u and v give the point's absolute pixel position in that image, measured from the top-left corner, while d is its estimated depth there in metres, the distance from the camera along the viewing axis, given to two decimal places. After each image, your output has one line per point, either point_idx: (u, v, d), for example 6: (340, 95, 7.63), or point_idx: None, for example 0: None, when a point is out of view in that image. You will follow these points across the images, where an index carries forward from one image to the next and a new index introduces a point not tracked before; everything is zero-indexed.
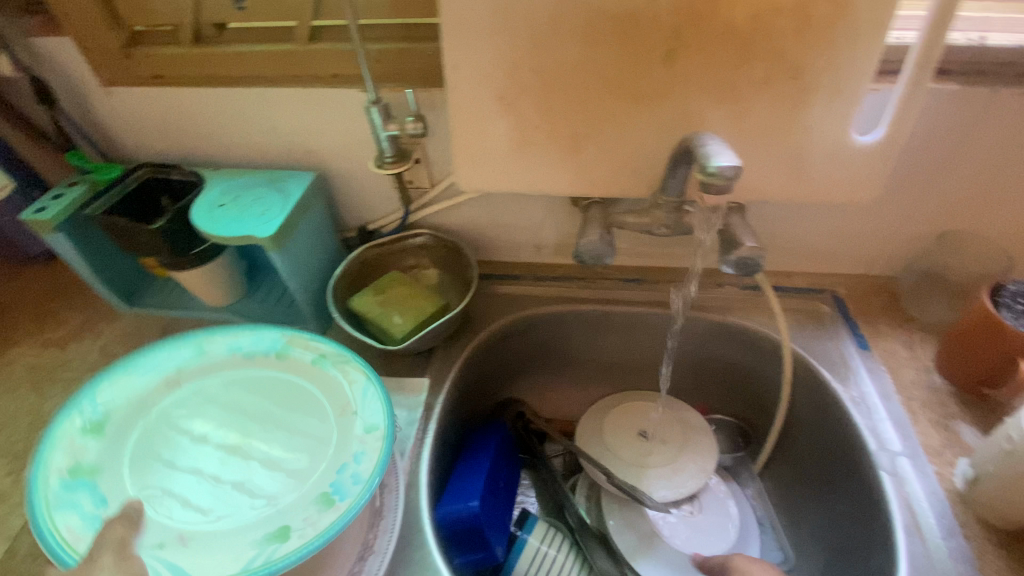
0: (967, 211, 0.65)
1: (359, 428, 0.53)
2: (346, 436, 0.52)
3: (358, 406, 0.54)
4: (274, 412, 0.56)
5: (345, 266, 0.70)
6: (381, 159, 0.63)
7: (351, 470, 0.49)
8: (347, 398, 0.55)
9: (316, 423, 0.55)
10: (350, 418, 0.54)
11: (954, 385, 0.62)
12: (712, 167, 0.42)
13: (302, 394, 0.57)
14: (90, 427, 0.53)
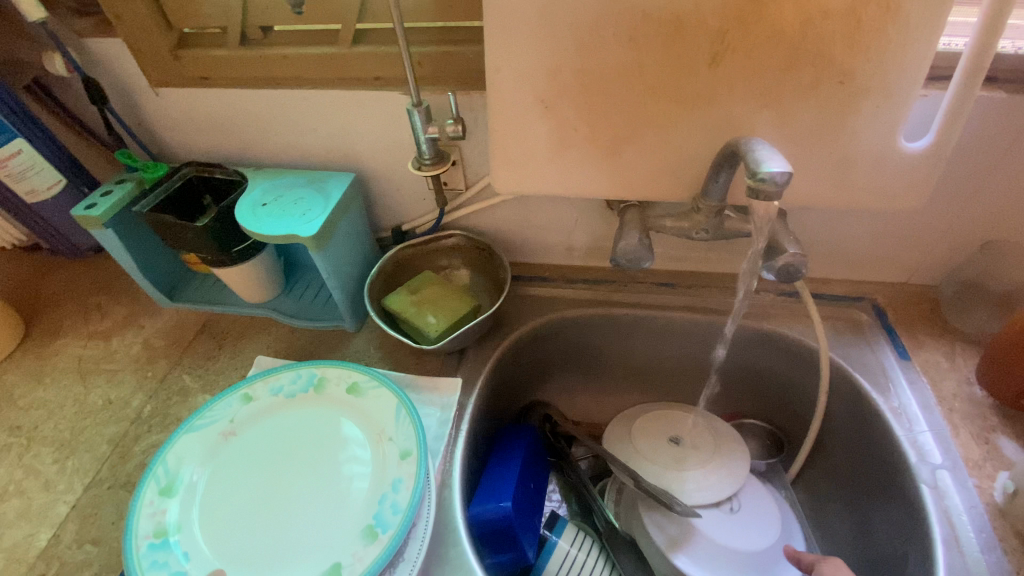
0: (1015, 220, 0.63)
1: (394, 454, 0.56)
2: (384, 463, 0.56)
3: (392, 431, 0.58)
4: (316, 445, 0.59)
5: (381, 266, 0.72)
6: (420, 161, 0.64)
7: (390, 499, 0.53)
8: (382, 425, 0.59)
9: (354, 454, 0.58)
10: (386, 444, 0.57)
11: (996, 398, 0.60)
12: (763, 173, 0.41)
13: (340, 426, 0.60)
14: (162, 485, 0.54)
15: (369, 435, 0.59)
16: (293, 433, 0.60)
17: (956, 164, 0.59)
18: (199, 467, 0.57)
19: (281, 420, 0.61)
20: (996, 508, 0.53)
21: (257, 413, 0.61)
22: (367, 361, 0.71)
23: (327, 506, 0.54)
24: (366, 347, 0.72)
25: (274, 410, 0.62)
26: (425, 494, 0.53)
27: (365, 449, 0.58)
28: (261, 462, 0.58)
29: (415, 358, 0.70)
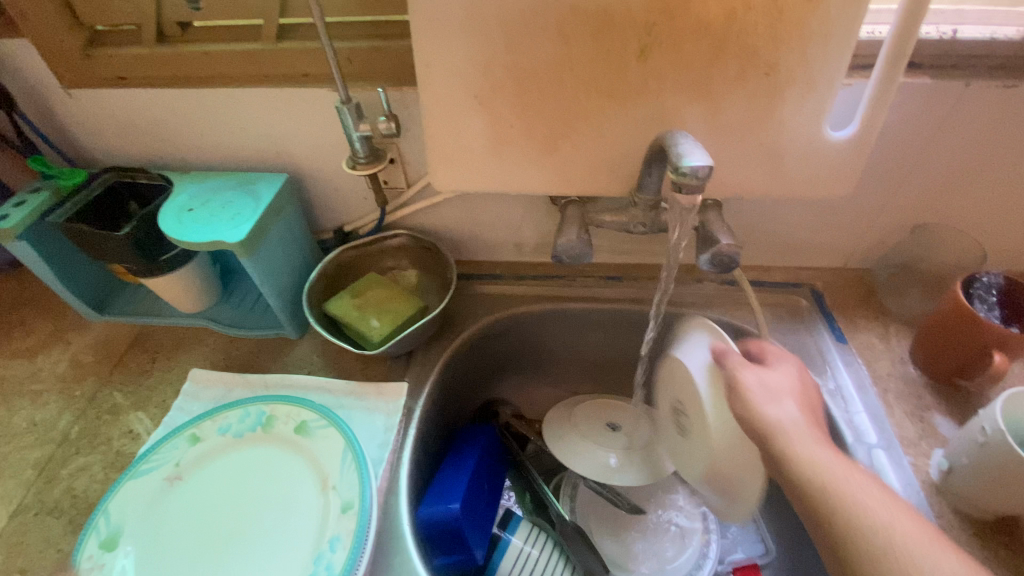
0: (941, 203, 0.65)
1: (336, 506, 0.53)
2: (325, 515, 0.53)
3: (337, 479, 0.55)
4: (262, 491, 0.56)
5: (321, 270, 0.69)
6: (354, 160, 0.62)
7: (326, 560, 0.49)
8: (328, 470, 0.56)
9: (298, 503, 0.55)
10: (330, 493, 0.54)
11: (929, 376, 0.62)
12: (685, 167, 0.41)
13: (287, 468, 0.57)
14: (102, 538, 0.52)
15: (314, 480, 0.56)
16: (238, 477, 0.57)
17: (883, 151, 0.61)
18: (139, 516, 0.54)
19: (226, 461, 0.58)
20: (931, 485, 0.54)
21: (205, 455, 0.59)
22: (310, 369, 0.69)
23: (265, 563, 0.51)
24: (310, 354, 0.70)
25: (222, 451, 0.59)
26: (363, 554, 0.50)
27: (310, 496, 0.55)
28: (202, 510, 0.55)
29: (360, 363, 0.68)
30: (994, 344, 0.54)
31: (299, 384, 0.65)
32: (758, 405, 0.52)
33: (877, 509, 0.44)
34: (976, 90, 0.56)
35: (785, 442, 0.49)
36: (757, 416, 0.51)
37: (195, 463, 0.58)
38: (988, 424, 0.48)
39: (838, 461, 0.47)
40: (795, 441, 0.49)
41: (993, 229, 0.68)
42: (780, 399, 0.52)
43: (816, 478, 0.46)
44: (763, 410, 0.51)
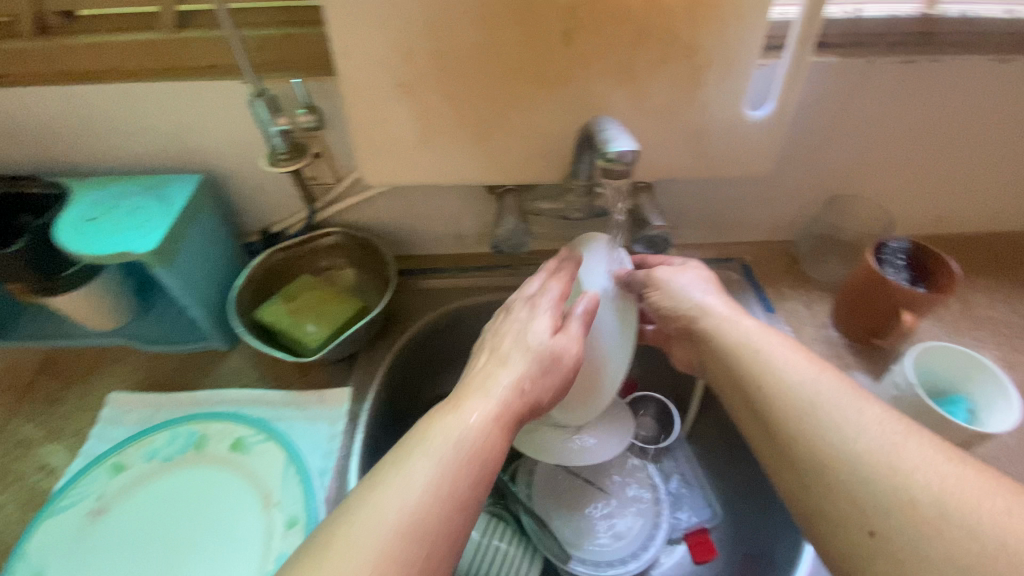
0: (852, 175, 0.69)
1: (280, 523, 0.51)
2: (269, 533, 0.50)
3: (280, 494, 0.53)
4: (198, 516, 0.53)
5: (248, 275, 0.65)
6: (274, 157, 0.58)
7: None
8: (268, 486, 0.53)
9: (237, 523, 0.52)
10: (273, 510, 0.52)
11: (848, 337, 0.67)
12: (611, 152, 0.42)
13: (223, 488, 0.54)
14: None
15: (254, 498, 0.53)
16: (169, 502, 0.53)
17: (800, 128, 0.64)
18: (61, 557, 0.50)
19: (156, 488, 0.54)
20: None
21: (132, 485, 0.55)
22: (244, 382, 0.65)
23: None
24: (243, 366, 0.66)
25: (150, 477, 0.55)
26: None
27: (250, 514, 0.52)
28: (131, 542, 0.51)
29: (299, 371, 0.65)
30: (904, 304, 0.59)
31: (231, 399, 0.61)
32: (673, 299, 0.54)
33: (800, 383, 0.43)
34: (878, 68, 0.59)
35: (712, 321, 0.51)
36: (677, 304, 0.54)
37: (121, 493, 0.54)
38: (902, 379, 0.52)
39: (751, 324, 0.49)
40: (719, 320, 0.50)
41: (898, 197, 0.74)
42: (683, 289, 0.54)
43: (744, 351, 0.47)
44: (680, 299, 0.54)
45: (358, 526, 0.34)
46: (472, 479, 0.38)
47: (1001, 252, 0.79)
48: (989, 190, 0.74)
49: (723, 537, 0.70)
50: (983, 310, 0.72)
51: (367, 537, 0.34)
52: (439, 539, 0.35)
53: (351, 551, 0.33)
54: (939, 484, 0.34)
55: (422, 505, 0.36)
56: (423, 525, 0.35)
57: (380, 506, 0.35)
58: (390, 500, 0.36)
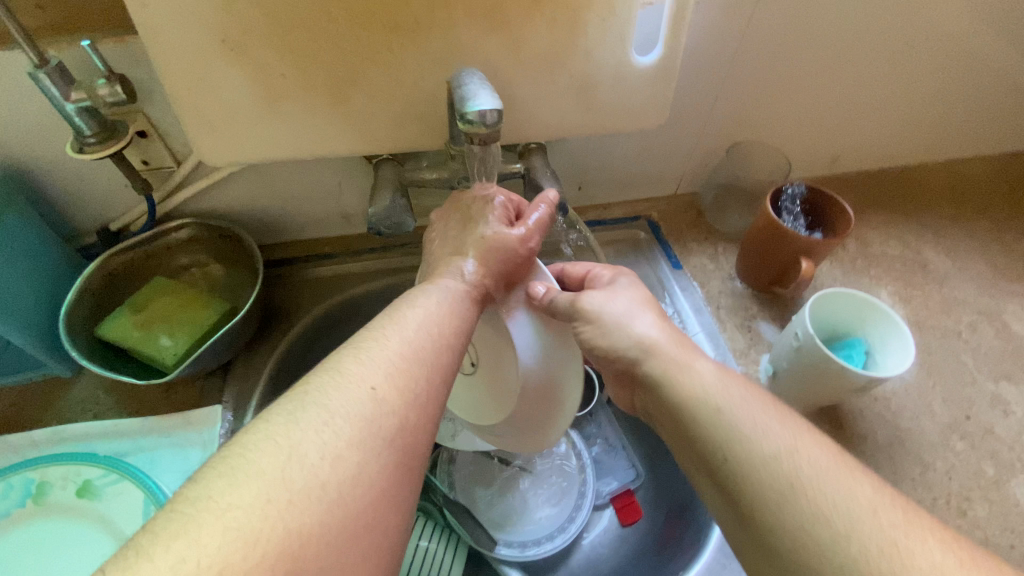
0: (750, 120, 0.67)
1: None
2: None
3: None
4: None
5: (81, 285, 0.54)
6: (80, 140, 0.48)
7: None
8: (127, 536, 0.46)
9: None
10: None
11: (752, 288, 0.66)
12: (470, 114, 0.35)
13: (71, 544, 0.46)
14: None
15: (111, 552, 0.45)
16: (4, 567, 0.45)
17: (692, 72, 0.60)
18: None
19: None
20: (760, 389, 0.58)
21: None
22: (96, 412, 0.55)
23: None
24: (93, 392, 0.56)
25: None
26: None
27: None
28: None
29: (163, 391, 0.56)
30: (802, 251, 0.58)
31: (77, 434, 0.52)
32: (608, 337, 0.45)
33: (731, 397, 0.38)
34: (767, 4, 0.55)
35: (662, 363, 0.42)
36: (614, 340, 0.44)
37: None
38: (801, 330, 0.51)
39: (704, 365, 0.40)
40: (666, 364, 0.41)
41: (794, 139, 0.73)
42: (624, 320, 0.45)
43: (689, 385, 0.39)
44: (618, 337, 0.44)
45: (319, 425, 0.30)
46: (428, 386, 0.35)
47: (892, 186, 0.81)
48: (879, 126, 0.75)
49: (647, 496, 0.69)
50: (877, 246, 0.74)
51: (326, 443, 0.29)
52: (402, 445, 0.31)
53: (306, 456, 0.28)
54: (854, 506, 0.31)
55: (383, 408, 0.32)
56: (386, 433, 0.31)
57: (344, 406, 0.31)
58: (351, 408, 0.31)
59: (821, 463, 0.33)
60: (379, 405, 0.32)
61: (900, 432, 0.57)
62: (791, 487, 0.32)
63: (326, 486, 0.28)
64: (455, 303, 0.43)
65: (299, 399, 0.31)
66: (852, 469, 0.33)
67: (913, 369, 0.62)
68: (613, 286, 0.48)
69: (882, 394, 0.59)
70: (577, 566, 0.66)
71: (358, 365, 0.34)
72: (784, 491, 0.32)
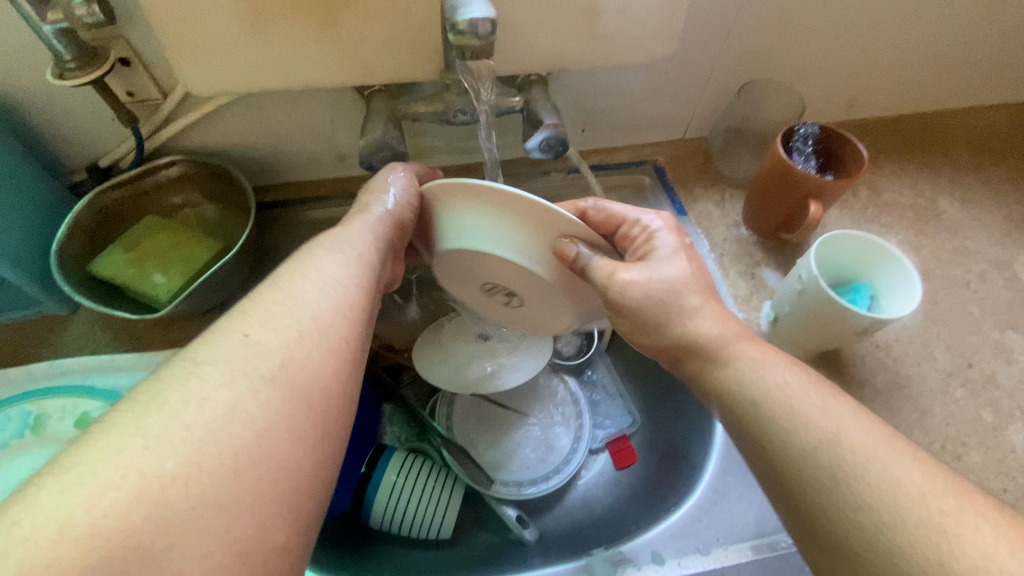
0: (763, 57, 0.64)
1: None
2: None
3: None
4: None
5: (73, 221, 0.53)
6: (59, 66, 0.46)
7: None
8: None
9: None
10: None
11: (758, 235, 0.64)
12: (461, 22, 0.33)
13: None
14: None
15: None
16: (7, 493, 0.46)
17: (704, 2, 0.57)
18: None
19: None
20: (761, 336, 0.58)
21: None
22: (94, 347, 0.55)
23: None
24: (89, 329, 0.56)
25: None
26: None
27: None
28: None
29: (161, 329, 0.57)
30: (811, 194, 0.55)
31: (75, 368, 0.51)
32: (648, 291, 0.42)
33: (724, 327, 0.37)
34: None
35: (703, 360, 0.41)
36: (656, 335, 0.43)
37: None
38: (805, 273, 0.50)
39: (747, 351, 0.40)
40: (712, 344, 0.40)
41: (808, 80, 0.69)
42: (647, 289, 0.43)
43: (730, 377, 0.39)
44: (660, 338, 0.43)
45: (189, 377, 0.31)
46: (315, 329, 0.36)
47: (909, 133, 0.77)
48: (900, 67, 0.71)
49: (643, 441, 0.70)
50: (889, 194, 0.71)
51: (196, 399, 0.30)
52: (282, 396, 0.32)
53: (181, 413, 0.29)
54: (901, 495, 0.31)
55: (261, 351, 0.33)
56: (267, 386, 0.32)
57: (217, 357, 0.32)
58: (230, 365, 0.32)
59: (865, 445, 0.33)
60: (266, 363, 0.33)
61: (900, 379, 0.56)
62: (832, 479, 0.33)
63: (194, 429, 0.29)
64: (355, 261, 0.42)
65: (182, 360, 0.32)
66: (896, 450, 0.33)
67: (917, 317, 0.61)
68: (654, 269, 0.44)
69: (884, 341, 0.59)
70: (571, 506, 0.67)
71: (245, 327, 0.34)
72: (825, 483, 0.33)
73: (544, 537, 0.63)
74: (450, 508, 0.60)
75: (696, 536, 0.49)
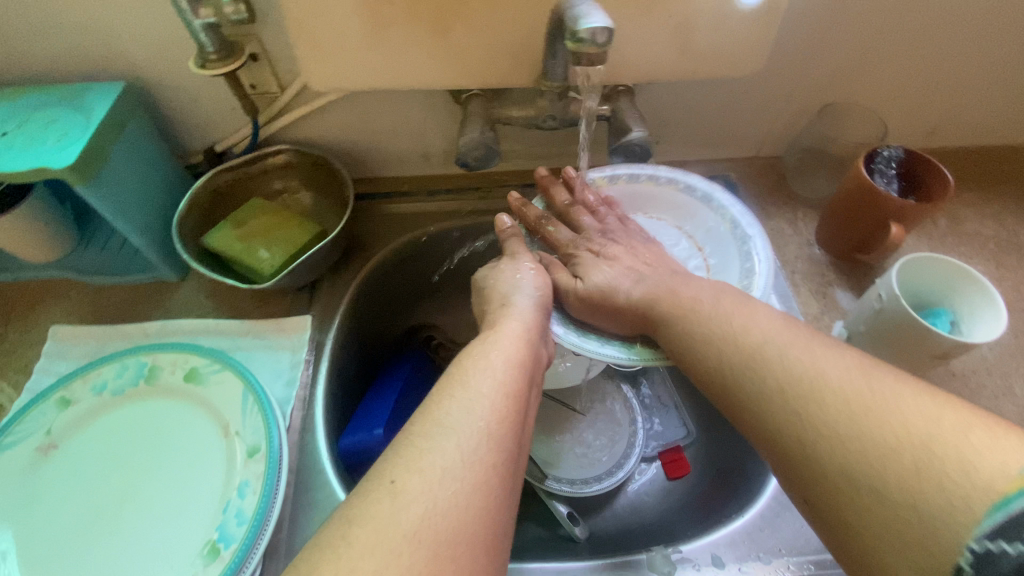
0: (845, 80, 0.65)
1: (240, 452, 0.48)
2: (229, 465, 0.48)
3: (240, 424, 0.50)
4: (153, 451, 0.50)
5: (191, 198, 0.59)
6: (203, 57, 0.51)
7: (235, 507, 0.45)
8: (227, 415, 0.50)
9: (198, 454, 0.49)
10: (233, 440, 0.49)
11: (832, 255, 0.64)
12: (582, 31, 0.36)
13: (181, 420, 0.51)
14: None
15: (214, 428, 0.50)
16: (123, 435, 0.51)
17: (791, 24, 0.58)
18: (14, 495, 0.48)
19: (106, 422, 0.51)
20: None
21: (81, 419, 0.51)
22: (198, 312, 0.61)
23: (169, 522, 0.46)
24: (196, 296, 0.62)
25: (99, 411, 0.52)
26: (276, 497, 0.46)
27: (211, 445, 0.49)
28: (88, 479, 0.49)
29: (257, 301, 0.62)
30: (893, 216, 0.55)
31: (184, 328, 0.57)
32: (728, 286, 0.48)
33: (801, 362, 0.37)
34: None
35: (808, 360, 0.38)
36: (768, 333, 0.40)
37: (65, 422, 0.51)
38: (885, 292, 0.50)
39: None
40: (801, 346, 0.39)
41: (890, 104, 0.69)
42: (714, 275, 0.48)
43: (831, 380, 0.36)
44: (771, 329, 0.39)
45: (388, 491, 0.32)
46: (500, 413, 0.37)
47: (994, 164, 0.76)
48: (988, 97, 0.70)
49: (697, 454, 0.70)
50: (969, 224, 0.70)
51: (409, 493, 0.31)
52: (476, 479, 0.33)
53: (390, 522, 0.30)
54: None
55: (445, 451, 0.34)
56: (460, 469, 0.33)
57: (407, 461, 0.33)
58: (425, 455, 0.34)
59: None
60: (454, 449, 0.34)
61: (976, 410, 0.55)
62: None
63: (414, 533, 0.30)
64: (512, 347, 0.42)
65: (390, 456, 0.34)
66: None
67: (996, 349, 0.59)
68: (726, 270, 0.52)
69: (961, 371, 0.57)
70: (622, 510, 0.67)
71: (429, 424, 0.36)
72: None
73: (593, 537, 0.64)
74: None
75: (758, 544, 0.49)
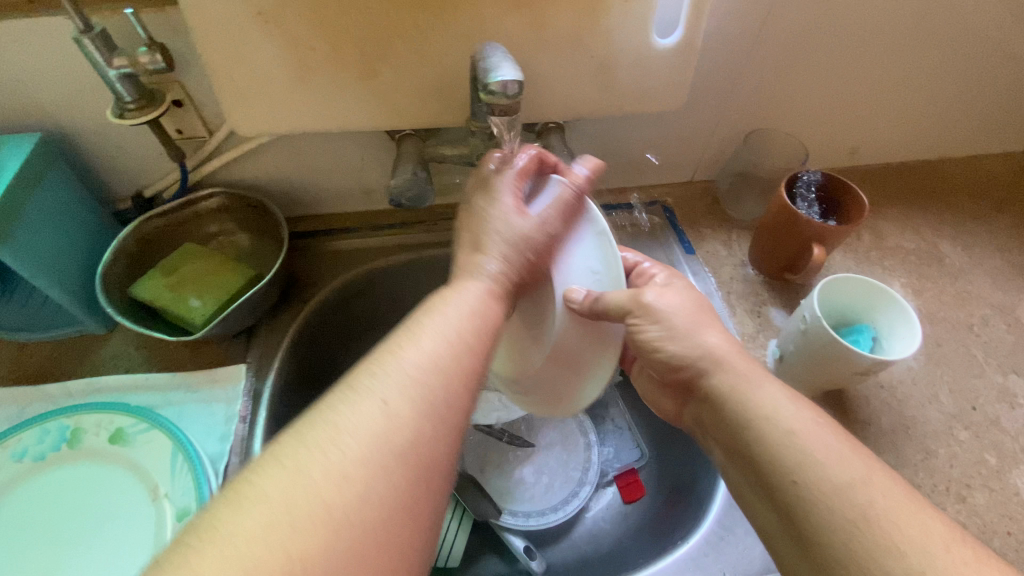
0: (767, 109, 0.68)
1: (171, 515, 0.46)
2: (159, 530, 0.46)
3: (171, 485, 0.48)
4: (75, 520, 0.47)
5: (116, 248, 0.57)
6: (120, 106, 0.50)
7: None
8: (157, 476, 0.49)
9: (124, 520, 0.47)
10: (163, 504, 0.47)
11: (764, 274, 0.67)
12: (493, 84, 0.37)
13: (107, 485, 0.49)
14: None
15: (142, 492, 0.48)
16: (42, 506, 0.48)
17: (711, 58, 0.61)
18: None
19: (23, 493, 0.48)
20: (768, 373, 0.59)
21: None
22: (128, 366, 0.58)
23: None
24: (125, 349, 0.60)
25: (16, 480, 0.49)
26: None
27: (139, 510, 0.47)
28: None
29: (191, 351, 0.59)
30: (815, 238, 0.58)
31: (111, 386, 0.55)
32: (675, 342, 0.44)
33: None
34: None
35: (730, 380, 0.41)
36: (687, 342, 0.44)
37: None
38: (809, 313, 0.52)
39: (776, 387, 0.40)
40: (735, 383, 0.41)
41: (811, 129, 0.73)
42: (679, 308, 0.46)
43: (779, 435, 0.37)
44: (687, 346, 0.44)
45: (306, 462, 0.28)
46: (448, 395, 0.34)
47: (912, 179, 0.80)
48: (900, 119, 0.75)
49: (651, 475, 0.70)
50: (892, 238, 0.74)
51: (341, 432, 0.30)
52: (404, 458, 0.30)
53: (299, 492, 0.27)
54: None
55: (391, 422, 0.31)
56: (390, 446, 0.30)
57: (342, 427, 0.30)
58: (350, 426, 0.30)
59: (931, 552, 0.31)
60: (386, 425, 0.31)
61: (904, 419, 0.57)
62: None
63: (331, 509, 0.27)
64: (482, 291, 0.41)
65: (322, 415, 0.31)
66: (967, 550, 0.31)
67: (920, 359, 0.62)
68: (670, 287, 0.47)
69: (889, 382, 0.60)
70: (579, 538, 0.67)
71: (367, 386, 0.32)
72: None
73: (551, 570, 0.63)
74: (460, 535, 0.64)
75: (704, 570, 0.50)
